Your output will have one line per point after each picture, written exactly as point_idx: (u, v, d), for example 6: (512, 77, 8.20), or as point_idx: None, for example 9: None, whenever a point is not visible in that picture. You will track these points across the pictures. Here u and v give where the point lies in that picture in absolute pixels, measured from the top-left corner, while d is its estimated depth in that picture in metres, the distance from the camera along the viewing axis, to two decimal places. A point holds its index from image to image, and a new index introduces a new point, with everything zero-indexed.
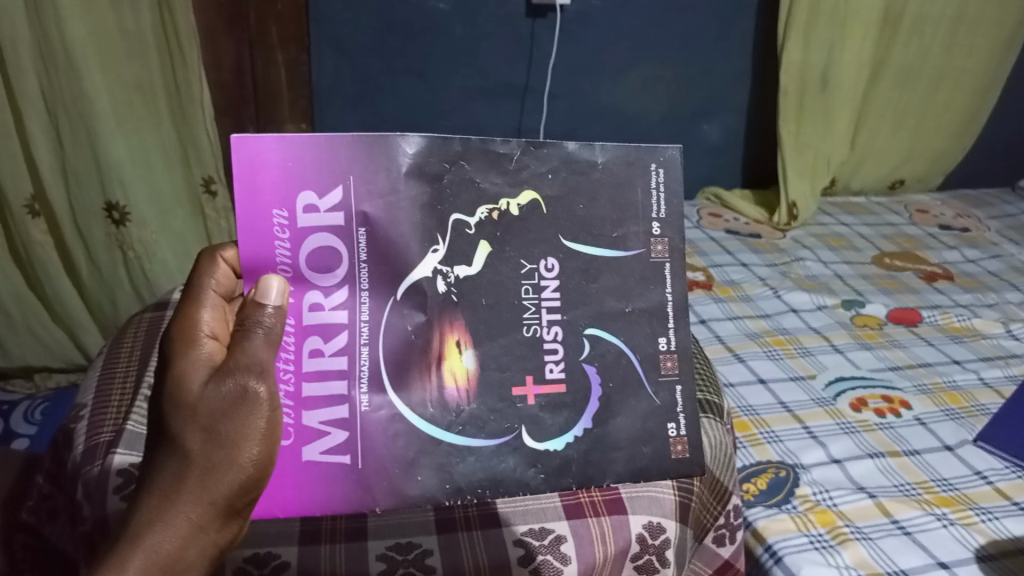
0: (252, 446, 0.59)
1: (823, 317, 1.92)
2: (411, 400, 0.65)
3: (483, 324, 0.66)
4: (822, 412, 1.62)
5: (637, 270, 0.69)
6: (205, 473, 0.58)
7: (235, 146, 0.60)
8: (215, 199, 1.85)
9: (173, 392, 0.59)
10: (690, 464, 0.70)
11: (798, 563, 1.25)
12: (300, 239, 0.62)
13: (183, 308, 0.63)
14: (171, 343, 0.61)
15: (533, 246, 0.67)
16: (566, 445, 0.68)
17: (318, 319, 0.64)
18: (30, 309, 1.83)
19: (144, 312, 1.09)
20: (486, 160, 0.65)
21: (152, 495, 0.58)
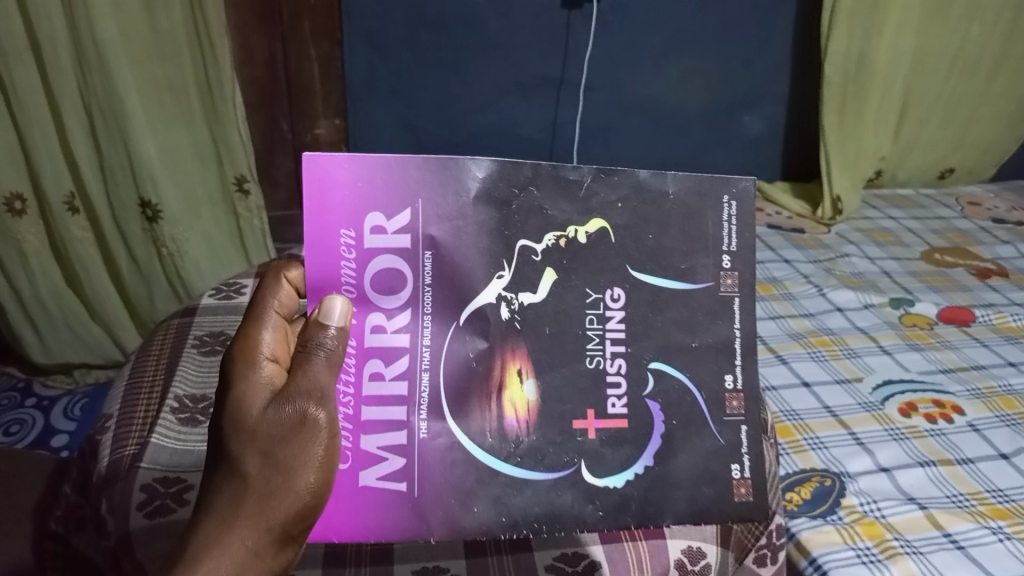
0: (309, 473, 0.57)
1: (869, 316, 1.85)
2: (470, 428, 0.62)
3: (545, 354, 0.62)
4: (870, 417, 1.55)
5: (706, 304, 0.64)
6: (263, 498, 0.56)
7: (306, 164, 0.56)
8: (247, 197, 1.83)
9: (233, 414, 0.58)
10: (754, 509, 0.65)
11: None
12: (366, 260, 0.59)
13: (244, 328, 0.61)
14: (232, 363, 0.60)
15: (599, 275, 0.63)
16: (626, 483, 0.64)
17: (380, 342, 0.61)
18: (69, 307, 1.85)
19: (171, 318, 1.08)
20: (556, 186, 0.61)
21: (208, 519, 0.56)
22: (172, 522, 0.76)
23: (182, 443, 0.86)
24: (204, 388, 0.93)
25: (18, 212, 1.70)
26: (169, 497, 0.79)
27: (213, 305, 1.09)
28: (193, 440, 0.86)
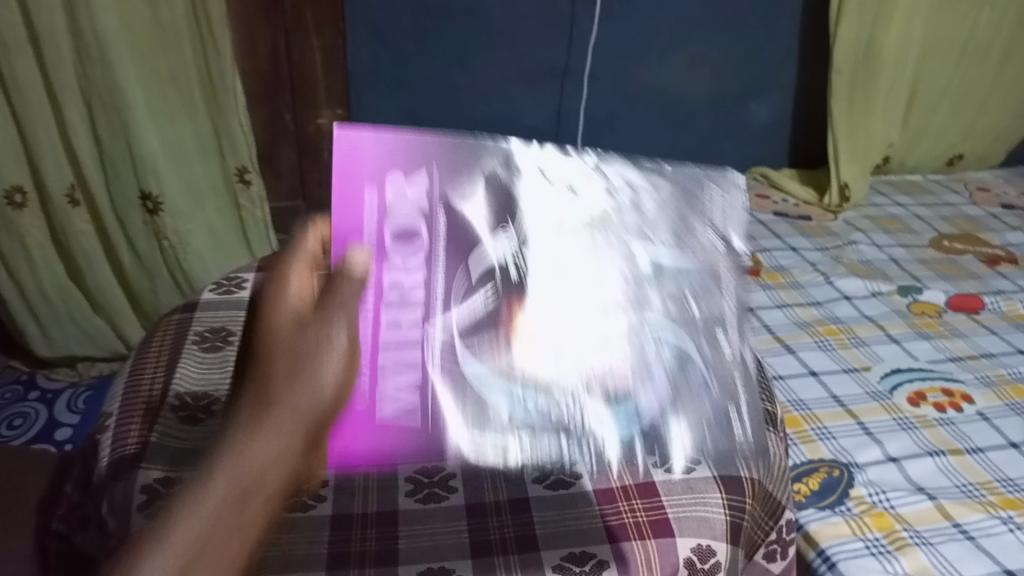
0: (335, 374, 0.55)
1: (877, 305, 1.83)
2: (483, 368, 0.63)
3: None
4: (878, 408, 1.54)
5: None
6: (292, 391, 0.52)
7: (337, 135, 0.60)
8: (250, 188, 1.81)
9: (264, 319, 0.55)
10: None
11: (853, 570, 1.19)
12: (387, 216, 0.62)
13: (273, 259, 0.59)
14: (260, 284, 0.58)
15: None
16: (627, 424, 0.65)
17: (398, 291, 0.62)
18: (72, 300, 1.84)
19: (171, 313, 1.06)
20: None
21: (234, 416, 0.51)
22: None
23: (183, 442, 0.85)
24: (205, 385, 0.92)
25: (19, 205, 1.69)
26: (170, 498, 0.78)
27: (214, 300, 1.08)
28: (195, 439, 0.85)
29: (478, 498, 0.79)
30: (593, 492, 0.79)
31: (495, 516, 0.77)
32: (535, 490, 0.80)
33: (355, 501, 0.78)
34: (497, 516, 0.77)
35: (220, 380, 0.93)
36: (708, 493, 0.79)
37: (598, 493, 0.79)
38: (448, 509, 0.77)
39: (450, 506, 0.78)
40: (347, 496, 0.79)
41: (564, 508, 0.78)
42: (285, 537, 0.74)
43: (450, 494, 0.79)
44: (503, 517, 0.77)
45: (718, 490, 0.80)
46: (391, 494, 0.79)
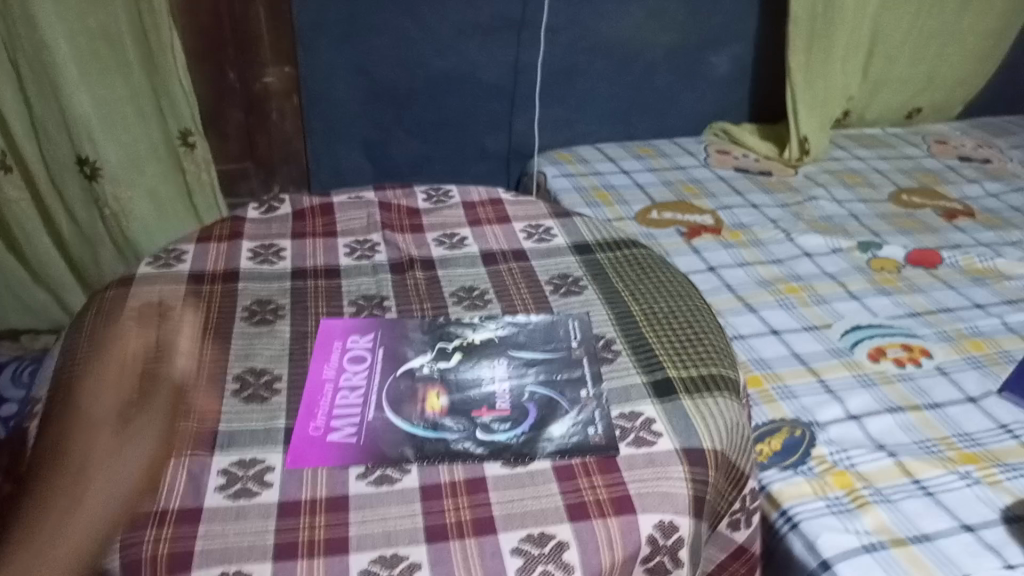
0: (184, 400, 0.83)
1: (837, 261, 1.82)
2: (401, 417, 0.82)
3: None
4: (839, 364, 1.54)
5: None
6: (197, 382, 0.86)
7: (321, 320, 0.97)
8: (194, 151, 1.72)
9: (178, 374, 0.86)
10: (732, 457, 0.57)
11: (816, 530, 1.19)
12: (346, 350, 0.91)
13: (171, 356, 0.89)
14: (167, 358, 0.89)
15: None
16: (509, 439, 0.80)
17: (348, 385, 0.86)
18: (10, 272, 1.76)
19: (105, 289, 1.00)
20: None
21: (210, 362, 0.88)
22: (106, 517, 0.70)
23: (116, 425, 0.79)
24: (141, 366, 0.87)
25: None
26: None
27: (150, 274, 1.02)
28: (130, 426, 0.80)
29: (434, 478, 0.75)
30: (551, 470, 0.76)
31: (451, 498, 0.73)
32: (493, 469, 0.76)
33: (304, 486, 0.74)
34: (453, 498, 0.73)
35: (157, 360, 0.88)
36: (670, 466, 0.77)
37: (556, 471, 0.76)
38: (402, 491, 0.74)
39: (404, 488, 0.74)
40: (295, 478, 0.75)
41: (521, 488, 0.74)
42: (232, 526, 0.70)
43: (403, 476, 0.76)
44: (460, 498, 0.73)
45: (680, 462, 0.78)
46: (342, 476, 0.75)
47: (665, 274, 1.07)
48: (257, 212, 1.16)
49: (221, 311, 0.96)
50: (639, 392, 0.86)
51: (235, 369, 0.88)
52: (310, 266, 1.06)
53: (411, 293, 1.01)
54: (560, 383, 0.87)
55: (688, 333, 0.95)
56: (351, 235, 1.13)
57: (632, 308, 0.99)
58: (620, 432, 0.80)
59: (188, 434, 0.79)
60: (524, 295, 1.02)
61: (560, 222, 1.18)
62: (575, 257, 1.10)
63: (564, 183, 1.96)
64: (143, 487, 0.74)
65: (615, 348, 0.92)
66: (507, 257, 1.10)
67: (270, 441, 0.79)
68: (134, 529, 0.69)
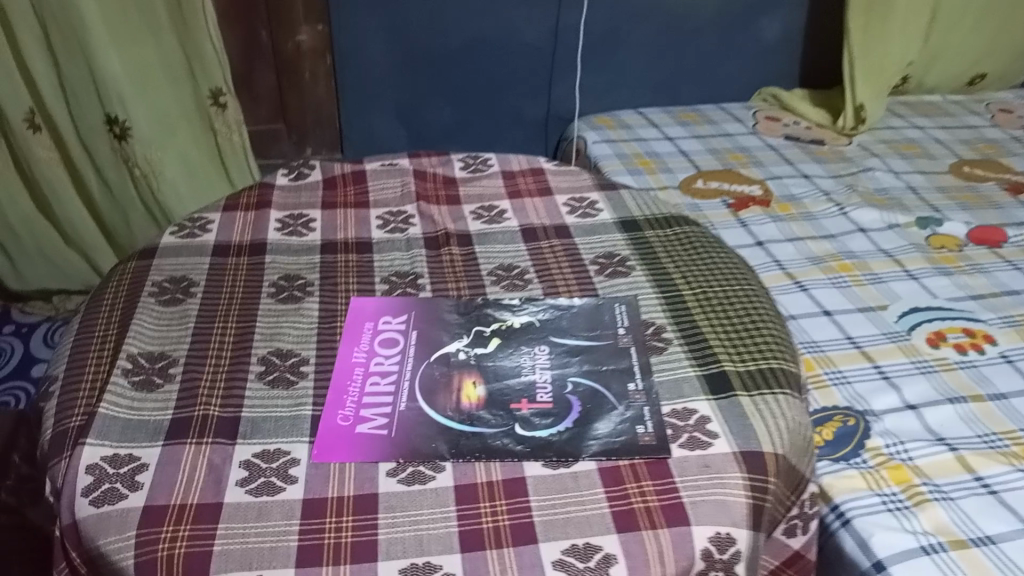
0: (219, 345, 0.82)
1: (894, 238, 1.72)
2: (436, 407, 0.76)
3: None
4: (895, 349, 1.45)
5: None
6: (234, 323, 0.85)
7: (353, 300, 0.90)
8: (225, 112, 1.66)
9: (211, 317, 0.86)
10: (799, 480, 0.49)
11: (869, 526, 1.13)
12: (378, 332, 0.85)
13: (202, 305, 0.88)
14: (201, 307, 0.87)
15: None
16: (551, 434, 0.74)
17: (379, 369, 0.81)
18: (41, 233, 1.74)
19: (127, 261, 0.95)
20: None
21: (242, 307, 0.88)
22: (121, 510, 0.66)
23: (136, 411, 0.74)
24: (162, 345, 0.82)
25: None
26: (119, 481, 0.68)
27: (175, 245, 0.97)
28: (149, 410, 0.75)
29: (470, 477, 0.70)
30: (597, 472, 0.70)
31: (487, 502, 0.68)
32: (533, 469, 0.71)
33: (331, 483, 0.69)
34: (490, 501, 0.68)
35: (179, 338, 0.83)
36: (726, 473, 0.71)
37: (602, 474, 0.70)
38: (434, 492, 0.68)
39: (437, 488, 0.69)
40: (320, 474, 0.70)
41: (564, 493, 0.68)
42: (254, 526, 0.65)
43: (436, 474, 0.70)
44: (497, 502, 0.68)
45: (737, 469, 0.71)
46: (370, 472, 0.70)
47: (719, 255, 0.99)
48: (285, 179, 1.11)
49: (246, 286, 0.91)
50: (692, 387, 0.79)
51: (260, 350, 0.82)
52: (340, 239, 1.00)
53: (446, 270, 0.95)
54: (606, 375, 0.80)
55: (745, 321, 0.88)
56: (383, 205, 1.06)
57: (684, 292, 0.92)
58: (672, 432, 0.74)
59: (210, 421, 0.74)
60: (567, 275, 0.95)
61: (605, 195, 1.11)
62: (621, 235, 1.02)
63: (604, 149, 1.87)
64: (164, 475, 0.69)
65: (666, 337, 0.85)
66: (549, 233, 1.03)
67: (295, 431, 0.74)
68: (151, 525, 0.65)
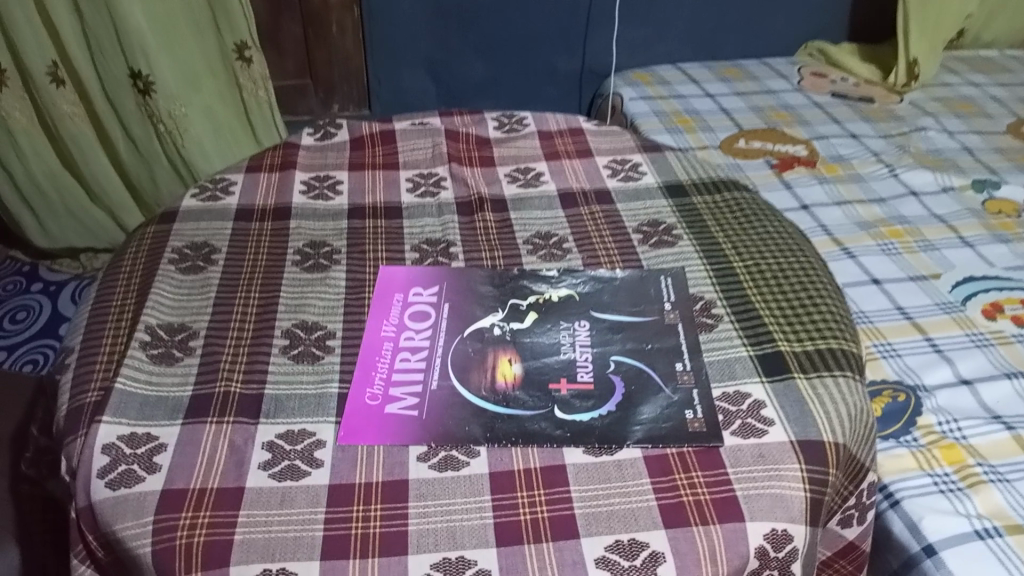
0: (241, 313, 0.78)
1: (948, 202, 1.54)
2: (469, 386, 0.72)
3: None
4: (949, 321, 1.29)
5: None
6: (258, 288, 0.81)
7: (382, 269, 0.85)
8: (251, 66, 1.59)
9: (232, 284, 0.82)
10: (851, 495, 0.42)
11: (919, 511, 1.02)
12: (409, 304, 0.80)
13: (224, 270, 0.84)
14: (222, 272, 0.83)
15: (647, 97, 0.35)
16: (592, 418, 0.69)
17: (411, 344, 0.76)
18: (67, 189, 1.71)
19: (147, 225, 0.91)
20: None
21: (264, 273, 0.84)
22: (139, 494, 0.62)
23: (155, 387, 0.71)
24: (182, 316, 0.78)
25: None
26: (136, 462, 0.64)
27: (195, 209, 0.92)
28: (168, 385, 0.71)
29: (506, 464, 0.65)
30: (642, 461, 0.65)
31: (525, 491, 0.63)
32: (574, 456, 0.66)
33: (358, 468, 0.65)
34: (528, 491, 0.63)
35: (199, 309, 0.79)
36: (784, 464, 0.65)
37: (647, 463, 0.65)
38: (468, 479, 0.64)
39: (470, 475, 0.64)
40: (348, 457, 0.66)
41: (607, 483, 0.64)
42: (277, 514, 0.61)
43: (470, 460, 0.66)
44: (535, 492, 0.63)
45: (795, 460, 0.66)
46: (400, 456, 0.66)
47: (772, 223, 0.93)
48: (311, 138, 1.05)
49: (269, 253, 0.86)
50: (745, 368, 0.74)
51: (285, 323, 0.78)
52: (368, 203, 0.94)
53: (480, 238, 0.90)
54: (652, 354, 0.75)
55: (801, 297, 0.82)
56: (414, 167, 1.01)
57: (734, 264, 0.86)
58: (724, 418, 0.69)
59: (232, 398, 0.70)
60: (608, 243, 0.89)
61: (649, 157, 1.04)
62: (666, 201, 0.96)
63: (641, 106, 1.77)
64: (181, 458, 0.65)
65: (715, 312, 0.80)
66: (588, 198, 0.97)
67: (320, 410, 0.70)
68: (170, 512, 0.61)
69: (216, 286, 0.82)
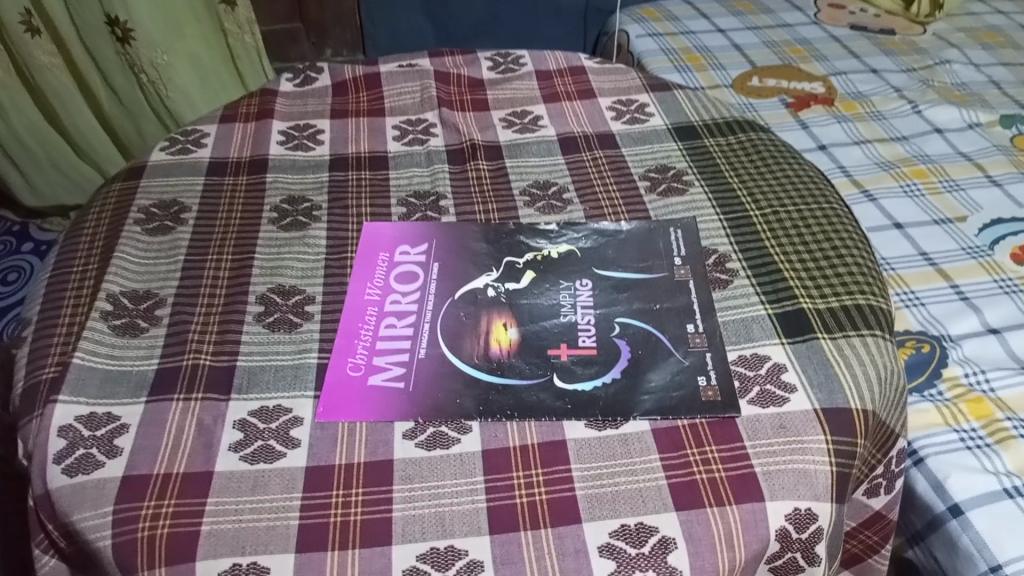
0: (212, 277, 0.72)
1: (975, 139, 1.43)
2: (461, 353, 0.65)
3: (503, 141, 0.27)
4: (977, 267, 1.18)
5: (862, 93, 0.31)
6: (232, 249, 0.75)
7: (367, 227, 0.78)
8: (235, 10, 1.49)
9: (204, 245, 0.75)
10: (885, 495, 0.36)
11: (944, 470, 0.91)
12: (395, 265, 0.74)
13: (195, 229, 0.77)
14: (192, 232, 0.77)
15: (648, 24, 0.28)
16: (595, 388, 0.63)
17: (397, 308, 0.70)
18: (52, 144, 1.62)
19: (112, 182, 0.84)
20: None
21: (238, 232, 0.77)
22: (98, 481, 0.57)
23: (117, 361, 0.65)
24: (148, 282, 0.72)
25: None
26: (95, 445, 0.59)
27: (165, 163, 0.85)
28: (131, 359, 0.65)
29: (502, 441, 0.59)
30: (650, 435, 0.59)
31: (521, 471, 0.57)
32: (575, 431, 0.60)
33: (339, 447, 0.59)
34: (524, 472, 0.57)
35: (167, 274, 0.72)
36: (807, 435, 0.59)
37: (657, 437, 0.59)
38: (459, 458, 0.58)
39: (461, 454, 0.58)
40: (328, 436, 0.60)
41: (612, 460, 0.58)
42: (249, 501, 0.56)
43: (461, 436, 0.60)
44: (533, 472, 0.57)
45: (819, 430, 0.59)
46: (385, 434, 0.60)
47: (792, 166, 0.85)
48: (291, 84, 0.97)
49: (244, 210, 0.80)
50: (763, 329, 0.67)
51: (259, 288, 0.71)
52: (352, 153, 0.87)
53: (473, 188, 0.83)
54: (660, 315, 0.68)
55: (824, 247, 0.75)
56: (401, 113, 0.93)
57: (750, 212, 0.79)
58: (741, 385, 0.62)
59: (201, 372, 0.64)
60: (612, 192, 0.82)
61: (656, 97, 0.96)
62: (676, 144, 0.88)
63: (649, 43, 1.66)
64: (145, 441, 0.59)
65: (730, 267, 0.73)
66: (590, 143, 0.89)
67: (298, 384, 0.63)
68: (130, 501, 0.56)
69: (187, 248, 0.75)
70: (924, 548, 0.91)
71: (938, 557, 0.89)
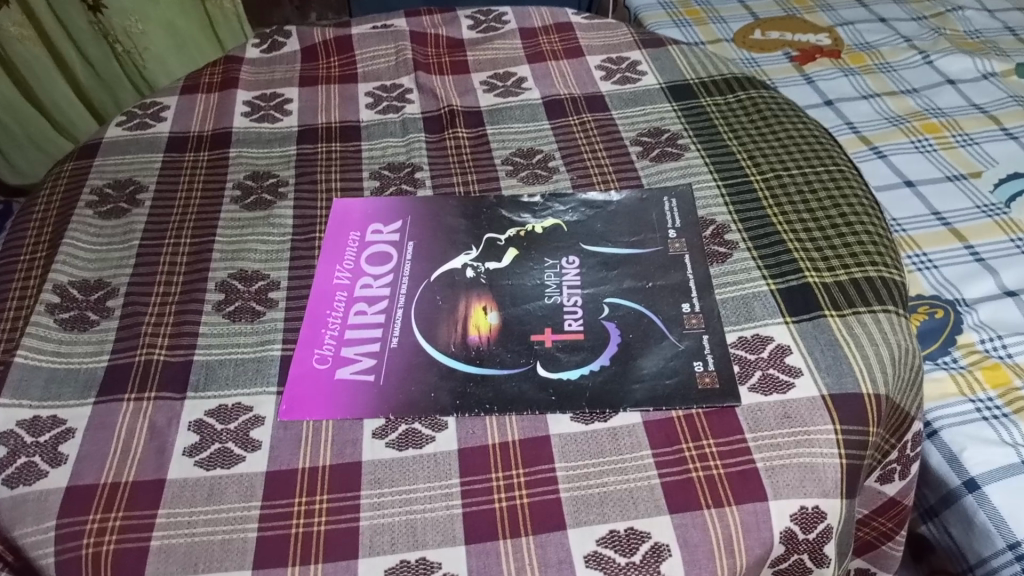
0: (170, 261, 0.67)
1: (990, 89, 1.35)
2: (436, 342, 0.60)
3: None
4: (993, 226, 1.11)
5: None
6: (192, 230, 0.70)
7: (336, 204, 0.72)
8: None
9: (163, 227, 0.70)
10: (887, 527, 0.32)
11: (960, 443, 0.85)
12: (366, 245, 0.68)
13: (153, 210, 0.72)
14: (150, 213, 0.72)
15: None
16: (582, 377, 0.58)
17: (369, 293, 0.64)
18: (30, 121, 1.46)
19: (65, 162, 0.79)
20: None
21: (196, 212, 0.72)
22: (40, 493, 0.52)
23: (65, 358, 0.60)
24: (100, 271, 0.67)
25: None
26: (38, 453, 0.54)
27: (122, 139, 0.80)
28: (79, 356, 0.60)
29: (480, 438, 0.54)
30: (642, 429, 0.54)
31: (500, 472, 0.52)
32: (560, 425, 0.55)
33: (302, 450, 0.54)
34: (504, 472, 0.52)
35: (120, 261, 0.67)
36: (814, 425, 0.54)
37: (649, 430, 0.54)
38: (433, 459, 0.53)
39: (436, 454, 0.53)
40: (291, 437, 0.55)
41: (601, 457, 0.53)
42: (203, 512, 0.51)
43: (436, 434, 0.55)
44: (513, 472, 0.52)
45: (828, 419, 0.54)
46: (354, 433, 0.55)
47: (796, 125, 0.78)
48: (257, 51, 0.91)
49: (204, 188, 0.74)
50: (765, 307, 0.61)
51: (220, 274, 0.66)
52: (321, 124, 0.81)
53: (451, 158, 0.77)
54: (654, 293, 0.63)
55: (831, 212, 0.69)
56: (374, 78, 0.87)
57: (751, 177, 0.73)
58: (741, 370, 0.57)
59: (154, 368, 0.59)
60: (602, 159, 0.76)
61: (649, 54, 0.89)
62: (670, 105, 0.82)
63: None
64: (91, 447, 0.54)
65: (729, 239, 0.67)
66: (578, 106, 0.83)
67: (259, 379, 0.58)
68: (75, 514, 0.51)
69: (143, 232, 0.70)
70: (939, 524, 0.86)
71: (953, 533, 0.84)
